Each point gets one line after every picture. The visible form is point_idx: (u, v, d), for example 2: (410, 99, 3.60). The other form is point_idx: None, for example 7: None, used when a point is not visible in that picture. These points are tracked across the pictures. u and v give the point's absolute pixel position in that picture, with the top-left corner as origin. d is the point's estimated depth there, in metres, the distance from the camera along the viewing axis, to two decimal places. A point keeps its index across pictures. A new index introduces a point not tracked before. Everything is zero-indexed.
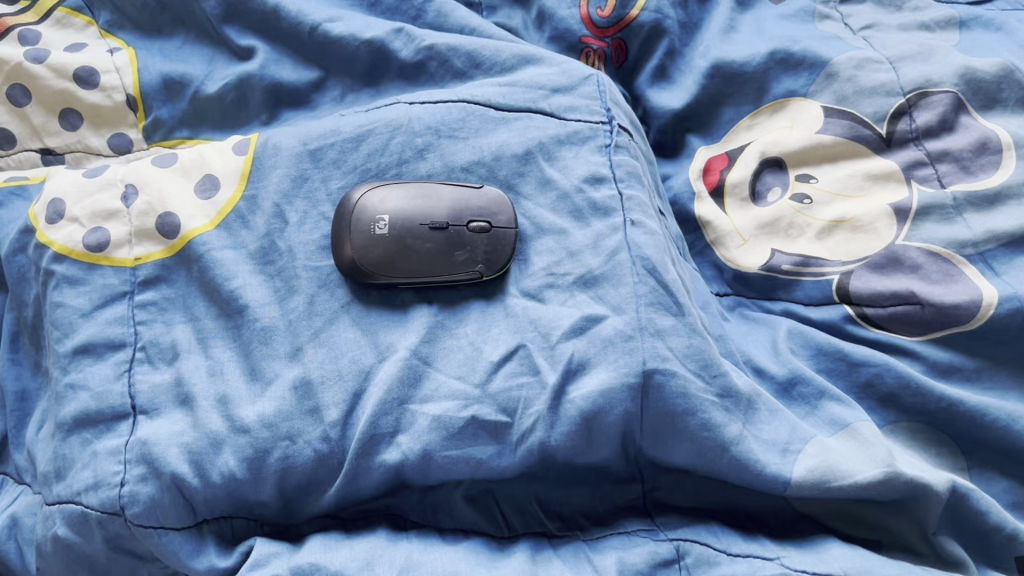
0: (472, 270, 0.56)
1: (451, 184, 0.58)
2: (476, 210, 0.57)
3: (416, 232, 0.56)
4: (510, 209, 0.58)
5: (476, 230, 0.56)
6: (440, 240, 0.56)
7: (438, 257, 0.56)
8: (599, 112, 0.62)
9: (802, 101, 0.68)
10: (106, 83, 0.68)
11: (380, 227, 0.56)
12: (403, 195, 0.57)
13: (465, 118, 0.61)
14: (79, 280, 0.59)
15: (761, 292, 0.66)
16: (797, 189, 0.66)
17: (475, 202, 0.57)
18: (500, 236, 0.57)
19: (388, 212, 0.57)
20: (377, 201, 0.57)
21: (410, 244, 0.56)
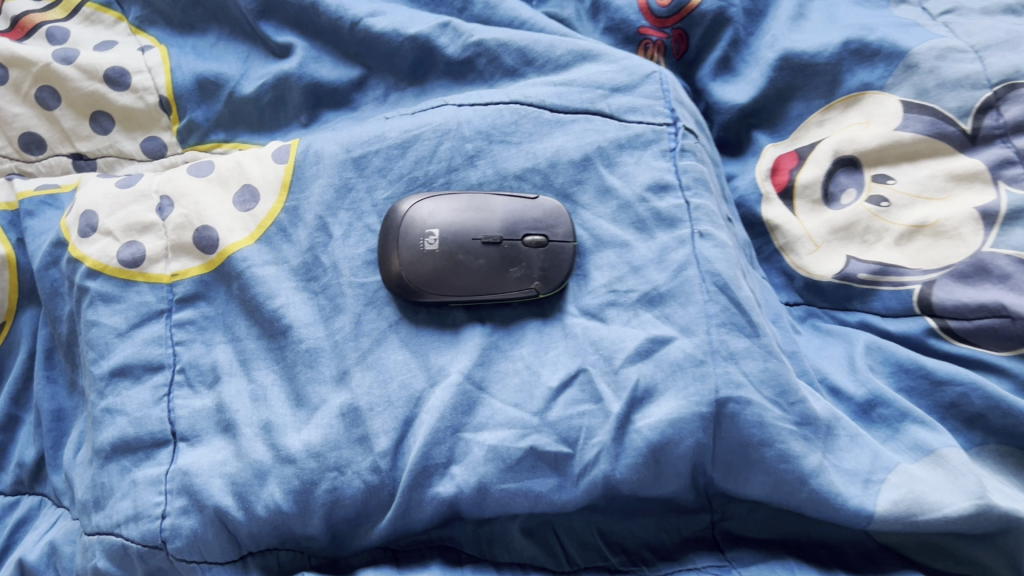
0: (528, 286, 0.52)
1: (505, 194, 0.54)
2: (535, 222, 0.53)
3: (468, 248, 0.52)
4: (568, 220, 0.54)
5: (532, 244, 0.52)
6: (494, 255, 0.52)
7: (491, 274, 0.52)
8: (663, 113, 0.57)
9: (879, 95, 0.63)
10: (138, 84, 0.65)
11: (430, 242, 0.53)
12: (453, 207, 0.54)
13: (518, 122, 0.57)
14: (114, 298, 0.56)
15: (835, 302, 0.61)
16: (874, 191, 0.61)
17: (533, 213, 0.53)
18: (559, 251, 0.53)
19: (437, 226, 0.53)
20: (426, 213, 0.54)
21: (461, 260, 0.52)
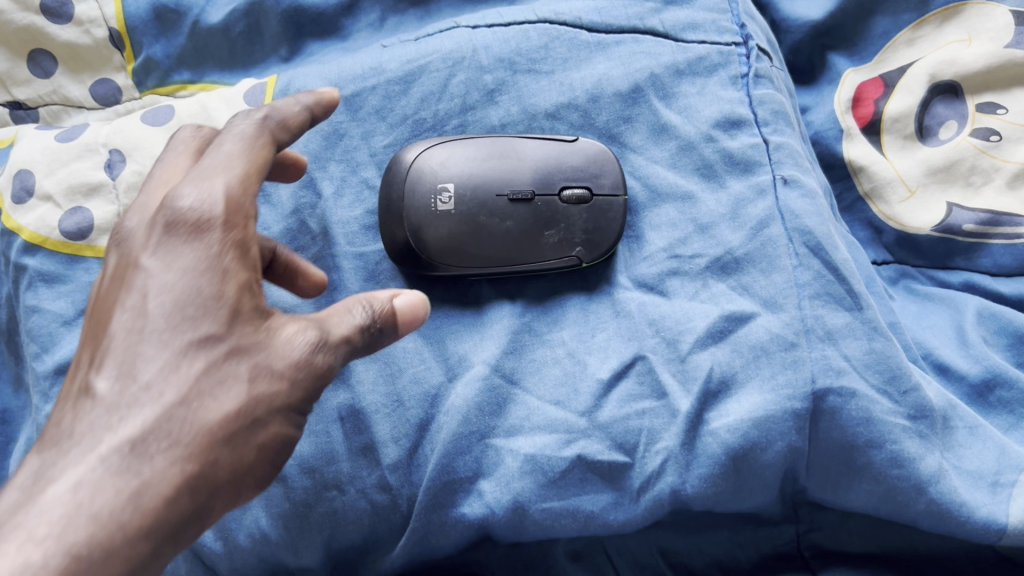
0: (570, 253, 0.42)
1: (534, 136, 0.44)
2: (575, 172, 0.42)
3: (492, 207, 0.41)
4: (616, 166, 0.43)
5: (572, 201, 0.42)
6: (524, 215, 0.41)
7: (521, 240, 0.41)
8: (730, 29, 0.45)
9: (984, 5, 0.52)
10: (82, 15, 0.53)
11: (443, 200, 0.42)
12: (471, 154, 0.43)
13: (549, 46, 0.46)
14: (57, 278, 0.46)
15: (933, 260, 0.51)
16: (980, 123, 0.50)
17: (571, 160, 0.43)
18: (608, 207, 0.42)
19: (452, 180, 0.42)
20: (436, 163, 0.43)
21: (484, 223, 0.41)
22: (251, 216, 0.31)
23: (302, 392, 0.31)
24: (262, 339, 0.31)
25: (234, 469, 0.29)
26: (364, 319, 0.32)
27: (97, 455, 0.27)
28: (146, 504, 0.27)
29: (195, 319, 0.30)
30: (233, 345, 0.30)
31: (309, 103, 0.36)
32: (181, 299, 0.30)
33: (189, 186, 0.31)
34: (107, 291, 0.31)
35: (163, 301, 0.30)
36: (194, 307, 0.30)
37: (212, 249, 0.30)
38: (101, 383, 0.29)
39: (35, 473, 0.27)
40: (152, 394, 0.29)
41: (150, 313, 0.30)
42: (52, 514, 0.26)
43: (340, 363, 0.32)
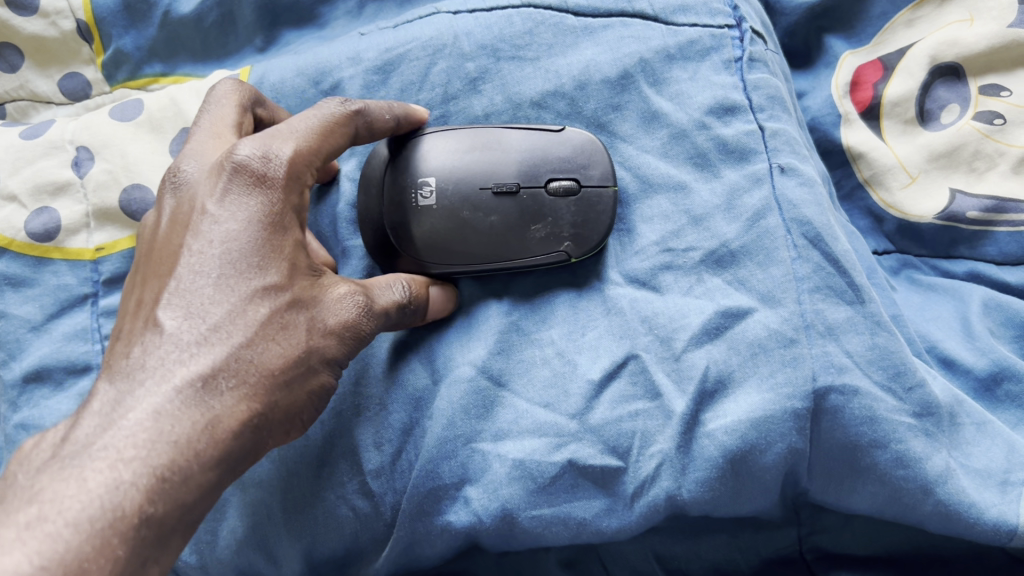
0: (557, 247, 0.40)
1: (520, 125, 0.42)
2: (562, 162, 0.40)
3: (475, 201, 0.40)
4: (604, 156, 0.41)
5: (559, 193, 0.40)
6: (508, 209, 0.40)
7: (507, 235, 0.40)
8: (723, 11, 0.43)
9: None
10: (48, 6, 0.51)
11: (425, 194, 0.40)
12: (453, 146, 0.41)
13: (533, 30, 0.44)
14: (25, 282, 0.44)
15: (935, 248, 0.49)
16: (983, 106, 0.48)
17: (558, 150, 0.41)
18: (596, 199, 0.40)
19: (433, 173, 0.40)
20: (417, 155, 0.41)
21: (467, 219, 0.40)
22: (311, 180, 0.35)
23: (349, 345, 0.34)
24: (317, 294, 0.33)
25: (290, 409, 0.32)
26: (401, 297, 0.37)
27: (171, 388, 0.29)
28: (216, 436, 0.29)
29: (260, 264, 0.32)
30: (295, 295, 0.33)
31: (399, 113, 0.40)
32: (247, 243, 0.32)
33: (252, 138, 0.34)
34: (168, 235, 0.33)
35: (229, 242, 0.32)
36: (258, 252, 0.32)
37: (274, 202, 0.33)
38: (169, 319, 0.31)
39: (113, 400, 0.29)
40: (220, 332, 0.31)
41: (216, 257, 0.32)
42: (136, 440, 0.28)
43: (378, 326, 0.36)
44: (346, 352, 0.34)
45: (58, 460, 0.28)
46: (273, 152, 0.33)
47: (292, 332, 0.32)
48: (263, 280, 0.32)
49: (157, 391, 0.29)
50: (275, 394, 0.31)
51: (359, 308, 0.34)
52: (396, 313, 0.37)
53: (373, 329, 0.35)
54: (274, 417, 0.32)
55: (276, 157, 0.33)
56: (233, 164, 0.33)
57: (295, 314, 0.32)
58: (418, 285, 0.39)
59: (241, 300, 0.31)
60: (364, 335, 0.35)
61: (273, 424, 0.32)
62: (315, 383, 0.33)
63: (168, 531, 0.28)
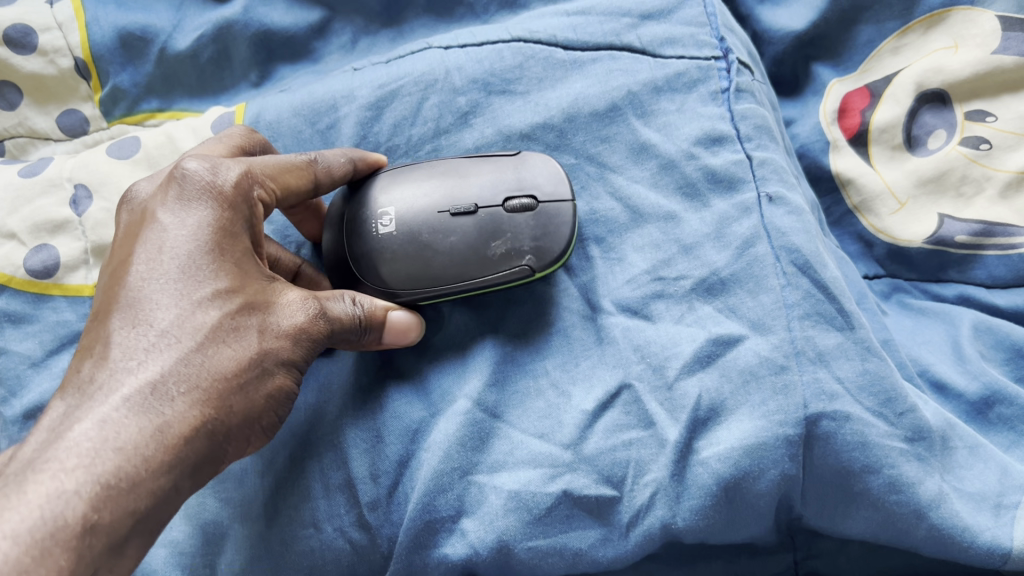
0: (519, 262, 0.39)
1: (482, 157, 0.42)
2: (520, 181, 0.40)
3: (434, 224, 0.40)
4: (563, 178, 0.41)
5: (516, 209, 0.40)
6: (466, 229, 0.39)
7: (464, 254, 0.39)
8: (710, 43, 0.44)
9: (969, 10, 0.50)
10: (47, 45, 0.51)
11: (385, 222, 0.40)
12: (414, 178, 0.41)
13: (523, 64, 0.45)
14: (25, 318, 0.45)
15: (926, 273, 0.49)
16: (970, 132, 0.49)
17: (514, 171, 0.41)
18: (555, 215, 0.40)
19: (393, 203, 0.41)
20: (379, 190, 0.42)
21: (426, 241, 0.40)
22: (262, 198, 0.37)
23: (303, 349, 0.36)
24: (269, 299, 0.35)
25: (245, 413, 0.33)
26: (355, 307, 0.37)
27: (120, 396, 0.31)
28: (167, 441, 0.31)
29: (205, 273, 0.34)
30: (245, 299, 0.34)
31: (355, 157, 0.42)
32: (192, 254, 0.34)
33: (197, 161, 0.36)
34: (121, 253, 0.35)
35: (174, 254, 0.34)
36: (202, 262, 0.34)
37: (218, 215, 0.35)
38: (120, 331, 0.33)
39: (65, 413, 0.31)
40: (167, 341, 0.32)
41: (166, 266, 0.34)
42: (81, 448, 0.30)
43: (335, 334, 0.37)
44: (301, 357, 0.35)
45: (7, 478, 0.29)
46: (217, 172, 0.36)
47: (240, 338, 0.34)
48: (208, 289, 0.33)
49: (105, 402, 0.31)
50: (226, 398, 0.33)
51: (311, 314, 0.36)
52: (358, 324, 0.37)
53: (329, 335, 0.36)
54: (227, 421, 0.33)
55: (219, 175, 0.35)
56: (180, 183, 0.35)
57: (242, 321, 0.34)
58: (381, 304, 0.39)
59: (186, 309, 0.33)
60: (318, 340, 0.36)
61: (226, 429, 0.33)
62: (266, 387, 0.34)
63: (125, 535, 0.29)
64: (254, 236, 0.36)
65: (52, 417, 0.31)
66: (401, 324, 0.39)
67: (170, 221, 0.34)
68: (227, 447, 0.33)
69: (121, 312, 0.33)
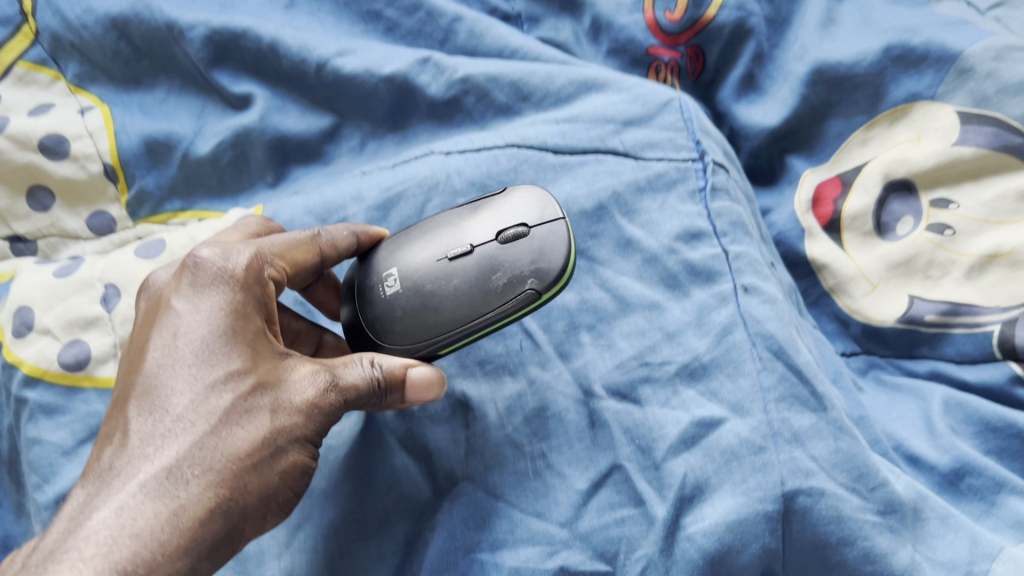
0: (523, 286, 0.40)
1: (475, 205, 0.44)
2: (511, 216, 0.42)
3: (436, 272, 0.42)
4: (552, 203, 0.43)
5: (511, 239, 0.41)
6: (467, 270, 0.41)
7: (468, 292, 0.41)
8: (687, 146, 0.48)
9: (930, 105, 0.54)
10: (78, 151, 0.56)
11: (390, 283, 0.43)
12: (413, 239, 0.44)
13: (517, 168, 0.49)
14: (57, 409, 0.48)
15: (899, 350, 0.53)
16: (934, 218, 0.53)
17: (506, 207, 0.43)
18: (550, 235, 0.42)
19: (395, 264, 0.43)
20: (381, 258, 0.44)
21: (430, 290, 0.41)
22: (269, 280, 0.39)
23: (318, 420, 0.36)
24: (280, 376, 0.36)
25: (261, 491, 0.34)
26: (368, 372, 0.38)
27: (136, 483, 0.32)
28: (183, 524, 0.32)
29: (218, 356, 0.35)
30: (257, 378, 0.36)
31: (356, 231, 0.46)
32: (204, 339, 0.36)
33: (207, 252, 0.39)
34: (138, 342, 0.37)
35: (187, 340, 0.36)
36: (216, 347, 0.36)
37: (227, 299, 0.37)
38: (138, 417, 0.34)
39: (83, 502, 0.33)
40: (181, 425, 0.34)
41: (180, 351, 0.36)
42: (98, 536, 0.31)
43: (350, 401, 0.37)
44: (316, 428, 0.37)
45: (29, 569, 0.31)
46: (227, 260, 0.38)
47: (257, 415, 0.35)
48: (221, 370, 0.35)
49: (128, 480, 0.32)
50: (242, 473, 0.34)
51: (321, 383, 0.37)
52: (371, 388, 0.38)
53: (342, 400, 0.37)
54: (243, 495, 0.34)
55: (229, 263, 0.38)
56: (192, 275, 0.38)
57: (257, 399, 0.35)
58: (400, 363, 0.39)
59: (202, 393, 0.35)
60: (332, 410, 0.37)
61: (244, 502, 0.34)
62: (280, 456, 0.35)
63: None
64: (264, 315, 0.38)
65: (72, 506, 0.33)
66: (418, 384, 0.39)
67: (183, 311, 0.37)
68: (246, 523, 0.34)
69: (138, 400, 0.35)
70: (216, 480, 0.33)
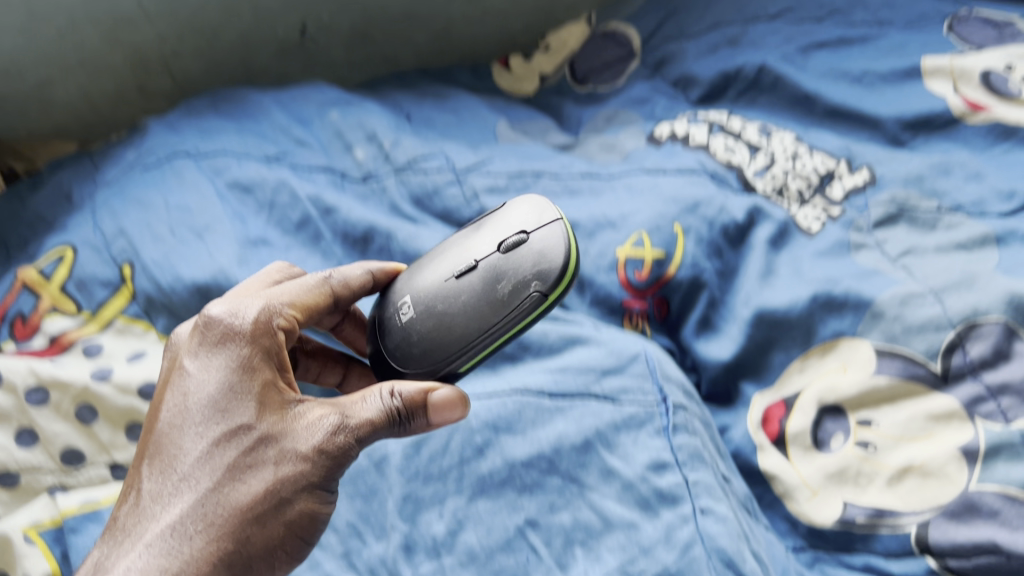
0: (530, 291, 0.53)
1: (480, 224, 0.58)
2: (510, 228, 0.56)
3: (449, 290, 0.56)
4: (549, 208, 0.56)
5: (510, 247, 0.55)
6: (474, 279, 0.55)
7: (476, 300, 0.54)
8: (652, 392, 0.63)
9: (852, 342, 0.68)
10: None
11: (405, 311, 0.57)
12: (430, 270, 0.58)
13: (520, 411, 0.62)
14: None
15: (839, 545, 0.64)
16: (861, 435, 0.65)
17: (503, 226, 0.57)
18: (545, 241, 0.54)
19: (410, 296, 0.58)
20: (402, 289, 0.59)
21: (443, 308, 0.55)
22: (278, 328, 0.52)
23: (325, 461, 0.47)
24: (284, 429, 0.48)
25: (264, 534, 0.46)
26: (379, 408, 0.49)
27: (147, 538, 0.45)
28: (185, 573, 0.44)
29: (223, 416, 0.48)
30: (259, 434, 0.47)
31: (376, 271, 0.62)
32: (212, 405, 0.48)
33: (224, 315, 0.52)
34: (163, 401, 0.50)
35: (199, 404, 0.49)
36: (222, 404, 0.48)
37: (233, 360, 0.49)
38: (155, 477, 0.47)
39: (111, 547, 0.46)
40: (190, 478, 0.47)
41: (193, 415, 0.48)
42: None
43: (357, 441, 0.48)
44: (321, 469, 0.47)
45: None
46: (237, 325, 0.51)
47: (257, 462, 0.47)
48: (226, 426, 0.48)
49: (147, 525, 0.45)
50: (241, 513, 0.46)
51: (330, 430, 0.48)
52: (385, 420, 0.48)
53: (353, 444, 0.48)
54: (244, 533, 0.46)
55: (243, 323, 0.51)
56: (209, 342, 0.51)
57: (259, 450, 0.47)
58: (421, 391, 0.50)
59: (212, 448, 0.47)
60: (339, 451, 0.47)
61: (241, 538, 0.46)
62: (286, 493, 0.46)
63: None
64: (276, 364, 0.51)
65: (105, 548, 0.46)
66: (422, 414, 0.49)
67: (200, 375, 0.50)
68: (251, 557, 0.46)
69: (158, 456, 0.48)
70: (218, 520, 0.46)
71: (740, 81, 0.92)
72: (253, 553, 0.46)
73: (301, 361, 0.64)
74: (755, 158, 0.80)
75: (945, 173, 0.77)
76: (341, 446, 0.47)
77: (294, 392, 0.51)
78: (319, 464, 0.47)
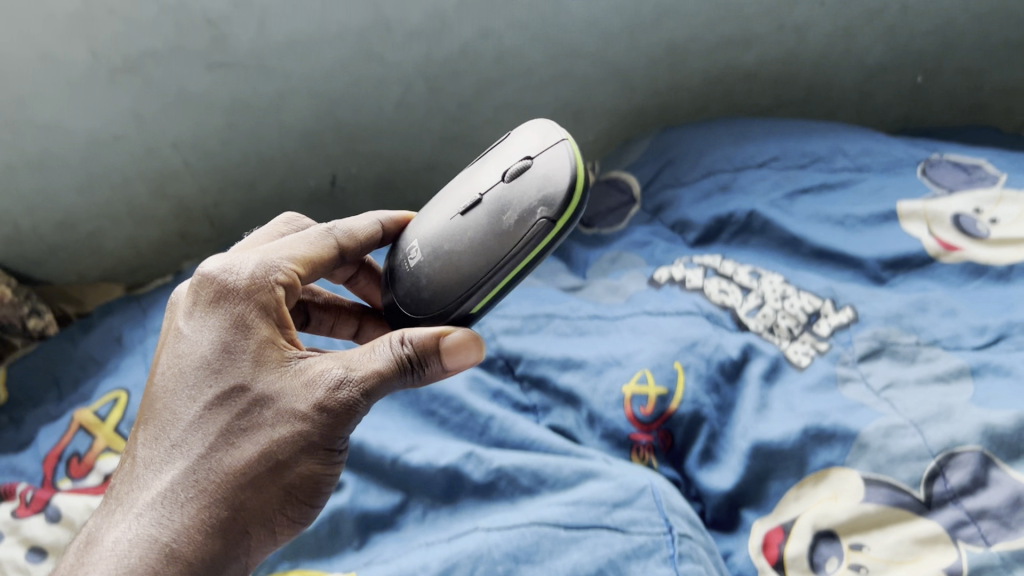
0: (538, 217, 0.60)
1: (485, 164, 0.67)
2: (517, 157, 0.64)
3: (458, 223, 0.64)
4: (549, 133, 0.65)
5: (516, 173, 0.63)
6: (482, 208, 0.63)
7: (486, 228, 0.62)
8: (659, 522, 0.68)
9: (842, 471, 0.73)
10: None
11: (414, 253, 0.66)
12: (437, 215, 0.67)
13: (538, 541, 0.67)
14: None
15: None
16: (853, 558, 0.68)
17: (512, 154, 0.65)
18: (549, 166, 0.62)
19: (418, 242, 0.66)
20: (412, 239, 0.68)
21: (454, 243, 0.63)
22: (279, 283, 0.60)
23: (317, 418, 0.55)
24: (277, 391, 0.56)
25: (266, 486, 0.55)
26: (374, 364, 0.56)
27: (163, 490, 0.55)
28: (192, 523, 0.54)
29: (222, 381, 0.57)
30: (254, 396, 0.56)
31: (385, 221, 0.73)
32: (210, 369, 0.57)
33: (223, 273, 0.60)
34: (169, 359, 0.60)
35: (201, 367, 0.58)
36: (219, 365, 0.57)
37: (229, 325, 0.58)
38: (167, 437, 0.57)
39: (132, 494, 0.57)
40: (198, 436, 0.56)
41: (196, 379, 0.58)
42: (137, 522, 0.54)
43: (358, 394, 0.55)
44: (314, 424, 0.55)
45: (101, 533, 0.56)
46: (234, 281, 0.59)
47: (254, 416, 0.56)
48: (225, 383, 0.57)
49: (166, 475, 0.56)
50: (244, 467, 0.55)
51: (328, 387, 0.55)
52: (389, 370, 0.56)
53: (353, 399, 0.55)
54: (250, 485, 0.55)
55: (239, 280, 0.59)
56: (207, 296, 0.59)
57: (258, 405, 0.56)
58: (428, 339, 0.57)
59: (211, 405, 0.57)
60: (339, 405, 0.55)
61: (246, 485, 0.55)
62: (290, 449, 0.55)
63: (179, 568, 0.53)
64: (275, 320, 0.59)
65: (129, 492, 0.57)
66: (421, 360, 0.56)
67: (198, 335, 0.59)
68: (257, 505, 0.55)
69: (171, 415, 0.58)
70: (224, 470, 0.55)
71: (732, 224, 1.01)
72: (253, 506, 0.55)
73: (313, 314, 0.76)
74: (748, 298, 0.89)
75: (921, 310, 0.84)
76: (335, 404, 0.54)
77: (294, 345, 0.59)
78: (323, 417, 0.55)
